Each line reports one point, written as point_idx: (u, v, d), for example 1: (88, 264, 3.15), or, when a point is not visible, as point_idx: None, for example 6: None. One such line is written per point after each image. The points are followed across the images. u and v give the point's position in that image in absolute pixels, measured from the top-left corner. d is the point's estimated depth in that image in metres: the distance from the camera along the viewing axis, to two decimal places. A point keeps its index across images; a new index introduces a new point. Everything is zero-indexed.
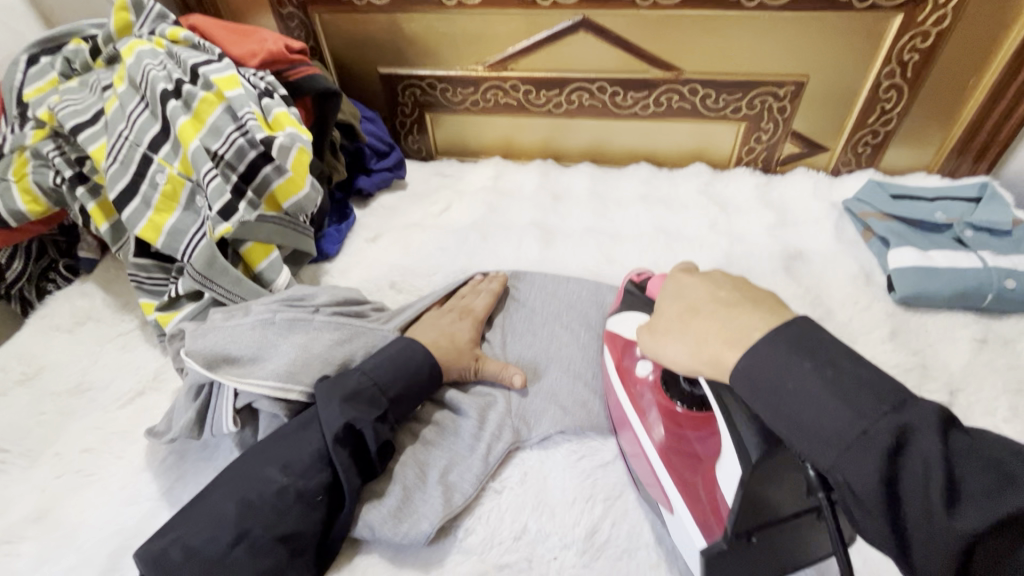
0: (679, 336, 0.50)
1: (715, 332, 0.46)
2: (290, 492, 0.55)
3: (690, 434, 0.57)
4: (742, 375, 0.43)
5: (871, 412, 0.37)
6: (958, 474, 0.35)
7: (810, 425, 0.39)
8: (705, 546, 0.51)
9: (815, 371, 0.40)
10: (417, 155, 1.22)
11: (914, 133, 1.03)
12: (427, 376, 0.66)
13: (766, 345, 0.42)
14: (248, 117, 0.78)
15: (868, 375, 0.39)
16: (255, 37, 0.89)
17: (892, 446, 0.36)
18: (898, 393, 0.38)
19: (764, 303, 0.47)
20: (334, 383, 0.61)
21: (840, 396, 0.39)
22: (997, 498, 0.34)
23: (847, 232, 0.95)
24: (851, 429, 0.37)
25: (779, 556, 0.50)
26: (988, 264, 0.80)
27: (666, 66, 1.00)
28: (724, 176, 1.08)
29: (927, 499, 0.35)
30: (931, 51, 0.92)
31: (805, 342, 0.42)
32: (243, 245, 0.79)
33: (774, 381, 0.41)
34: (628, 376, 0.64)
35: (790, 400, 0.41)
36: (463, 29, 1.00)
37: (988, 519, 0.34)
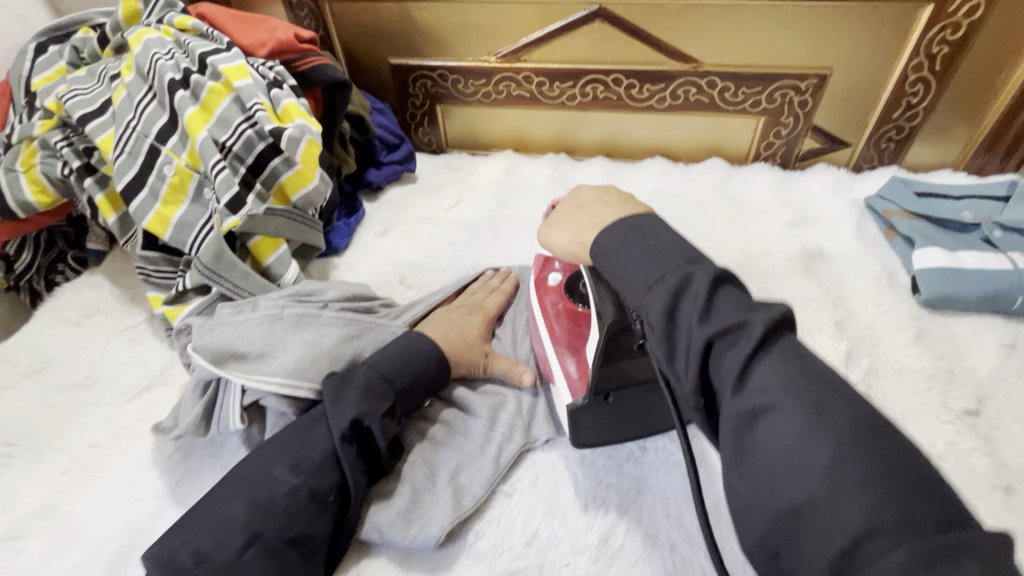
0: (563, 226, 0.54)
1: (588, 223, 0.52)
2: (299, 493, 0.54)
3: (577, 325, 0.64)
4: (597, 250, 0.48)
5: (669, 264, 0.42)
6: (739, 324, 0.38)
7: (626, 267, 0.45)
8: (571, 403, 0.59)
9: (672, 253, 0.43)
10: (427, 147, 1.20)
11: (941, 128, 0.99)
12: (435, 371, 0.65)
13: (615, 225, 0.47)
14: (257, 108, 0.76)
15: (681, 246, 0.44)
16: (264, 26, 0.87)
17: (678, 284, 0.40)
18: (700, 257, 0.43)
19: (632, 205, 0.53)
20: (342, 380, 0.59)
21: (651, 253, 0.44)
22: (739, 318, 0.38)
23: (869, 230, 0.92)
24: (656, 277, 0.42)
25: (629, 422, 0.59)
26: (1020, 266, 0.77)
27: (684, 58, 0.97)
28: (741, 172, 1.05)
29: (689, 310, 0.39)
30: (961, 43, 0.89)
31: (648, 223, 0.47)
32: (251, 239, 0.77)
33: (618, 251, 0.46)
34: (541, 280, 0.69)
35: (631, 274, 0.44)
36: (476, 18, 0.98)
37: (726, 329, 0.37)
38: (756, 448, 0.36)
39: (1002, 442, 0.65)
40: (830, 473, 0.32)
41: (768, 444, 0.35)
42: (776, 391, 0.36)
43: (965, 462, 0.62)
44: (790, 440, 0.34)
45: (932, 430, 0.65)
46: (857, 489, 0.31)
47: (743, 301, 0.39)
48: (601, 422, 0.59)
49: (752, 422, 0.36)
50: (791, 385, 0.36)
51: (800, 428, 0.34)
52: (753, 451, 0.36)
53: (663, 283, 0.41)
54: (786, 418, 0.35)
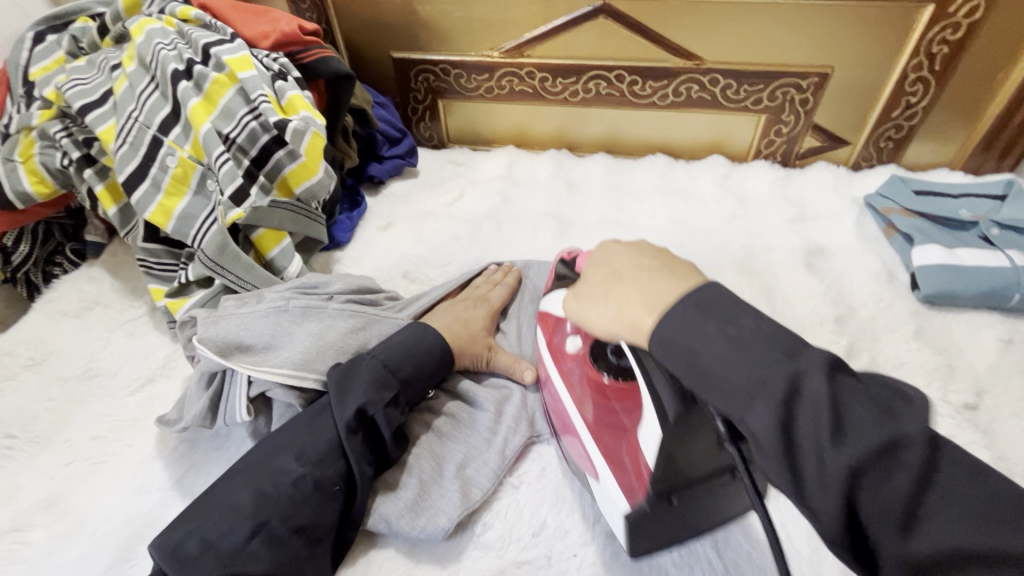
0: (602, 304, 0.46)
1: (635, 301, 0.43)
2: (305, 481, 0.54)
3: (615, 404, 0.55)
4: (656, 338, 0.40)
5: (766, 365, 0.35)
6: (846, 411, 0.33)
7: (714, 373, 0.37)
8: (629, 509, 0.49)
9: (766, 346, 0.36)
10: (428, 142, 1.19)
11: (939, 127, 1.01)
12: (437, 359, 0.65)
13: (676, 305, 0.40)
14: (261, 99, 0.76)
15: (765, 330, 0.37)
16: (267, 17, 0.87)
17: (786, 392, 0.34)
18: (799, 346, 0.36)
19: (678, 270, 0.44)
20: (345, 370, 0.59)
21: (739, 345, 0.37)
22: (882, 435, 0.32)
23: (868, 227, 0.93)
24: (752, 378, 0.35)
25: (692, 520, 0.50)
26: (1017, 263, 0.78)
27: (687, 54, 0.98)
28: (742, 169, 1.06)
29: (815, 426, 0.33)
30: (961, 44, 0.90)
31: (718, 303, 0.39)
32: (254, 232, 0.77)
33: (688, 338, 0.39)
34: (559, 346, 0.62)
35: (720, 376, 0.37)
36: (480, 12, 0.98)
37: (870, 450, 0.32)
38: (873, 515, 0.31)
39: (1000, 435, 0.66)
40: (918, 514, 0.31)
41: (880, 503, 0.31)
42: (885, 456, 0.32)
43: None
44: (908, 499, 0.31)
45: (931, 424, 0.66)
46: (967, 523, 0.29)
47: (870, 396, 0.34)
48: (665, 522, 0.50)
49: (864, 492, 0.32)
50: (893, 443, 0.32)
51: (894, 477, 0.31)
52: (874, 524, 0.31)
53: (766, 390, 0.35)
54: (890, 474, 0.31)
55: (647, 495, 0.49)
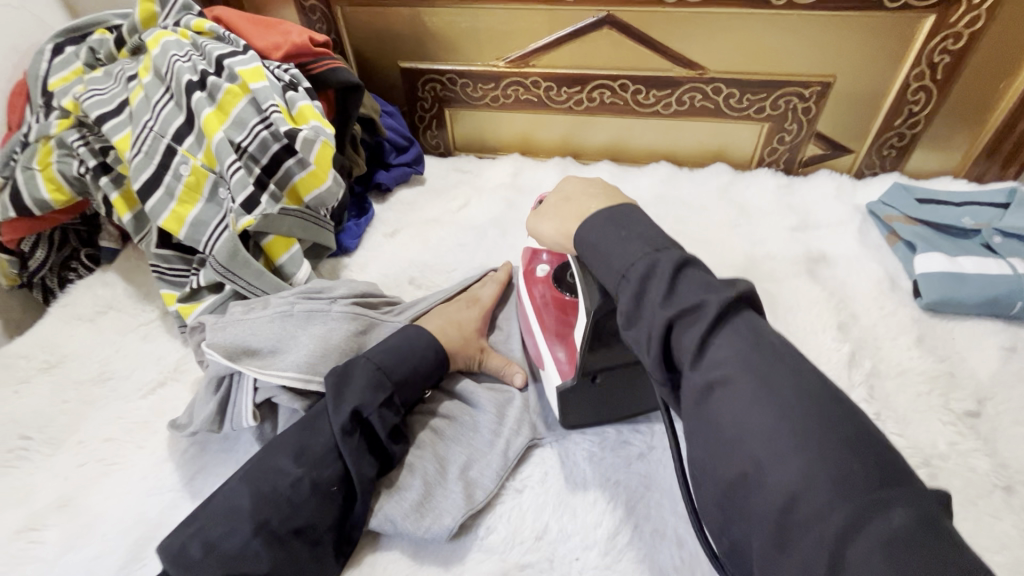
0: (551, 216, 0.56)
1: (572, 216, 0.53)
2: (305, 484, 0.55)
3: (568, 316, 0.66)
4: (579, 239, 0.48)
5: (637, 250, 0.43)
6: (684, 288, 0.40)
7: (603, 253, 0.46)
8: (560, 385, 0.61)
9: (641, 239, 0.44)
10: (434, 150, 1.21)
11: (942, 136, 1.01)
12: (434, 362, 0.65)
13: (598, 211, 0.49)
14: (272, 109, 0.78)
15: (684, 258, 0.43)
16: (279, 29, 0.89)
17: (644, 270, 0.42)
18: (664, 245, 0.44)
19: (616, 197, 0.54)
20: (343, 373, 0.60)
21: (625, 238, 0.45)
22: (696, 300, 0.39)
23: (871, 235, 0.93)
24: (633, 261, 0.43)
25: (616, 397, 0.63)
26: (1019, 271, 0.78)
27: (690, 64, 0.99)
28: (745, 176, 1.07)
29: (654, 294, 0.41)
30: (962, 53, 0.91)
31: (629, 215, 0.47)
32: (264, 238, 0.78)
33: (597, 239, 0.47)
34: (529, 270, 0.71)
35: (607, 255, 0.45)
36: (486, 24, 1.00)
37: (684, 310, 0.39)
38: (738, 442, 0.36)
39: (1001, 442, 0.66)
40: (809, 471, 0.33)
41: (743, 434, 0.36)
42: (749, 382, 0.37)
43: (964, 462, 0.64)
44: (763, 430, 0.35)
45: (932, 431, 0.67)
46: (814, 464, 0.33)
47: (708, 282, 0.41)
48: (590, 399, 0.62)
49: (729, 414, 0.37)
50: (755, 373, 0.37)
51: (759, 407, 0.36)
52: (712, 425, 0.37)
53: (631, 271, 0.42)
54: (760, 411, 0.36)
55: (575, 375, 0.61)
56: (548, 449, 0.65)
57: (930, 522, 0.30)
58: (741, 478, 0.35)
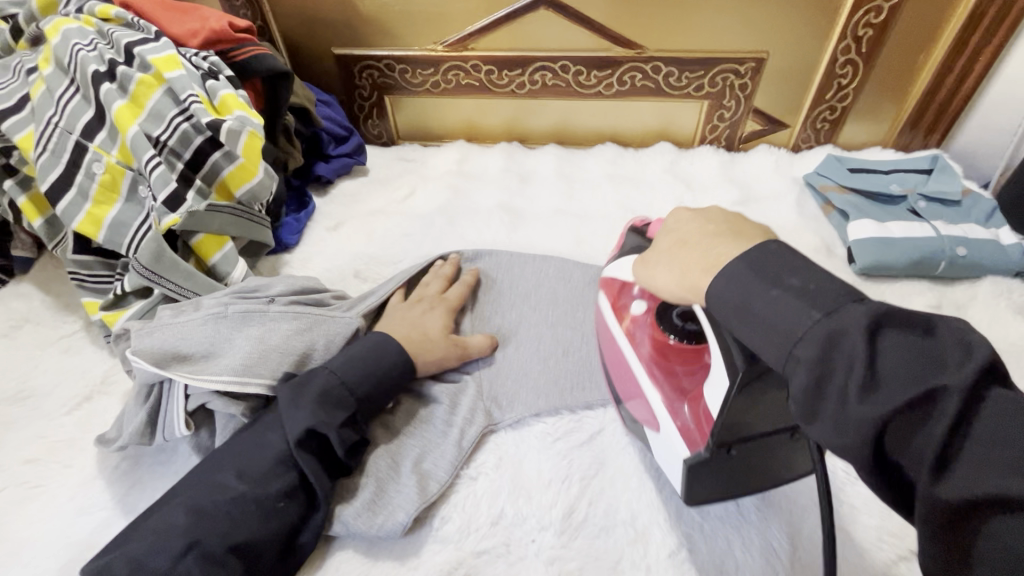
0: (668, 263, 0.47)
1: (695, 263, 0.44)
2: (246, 496, 0.52)
3: (678, 366, 0.56)
4: (709, 295, 0.42)
5: (803, 317, 0.36)
6: (886, 367, 0.33)
7: (767, 329, 0.38)
8: (688, 458, 0.50)
9: (809, 300, 0.37)
10: (377, 140, 1.17)
11: (870, 107, 1.05)
12: (400, 373, 0.63)
13: (732, 265, 0.41)
14: (191, 100, 0.73)
15: (821, 287, 0.37)
16: (195, 14, 0.83)
17: (824, 347, 0.35)
18: (840, 301, 0.36)
19: (745, 231, 0.45)
20: (299, 386, 0.58)
21: (794, 298, 0.37)
22: (921, 388, 0.32)
23: (808, 206, 0.96)
24: (807, 329, 0.36)
25: (754, 476, 0.50)
26: (941, 233, 0.83)
27: (629, 43, 0.99)
28: (688, 154, 1.08)
29: (845, 382, 0.33)
30: (883, 26, 0.94)
31: (770, 258, 0.40)
32: (192, 237, 0.74)
33: (742, 298, 0.40)
34: (621, 313, 0.62)
35: (770, 325, 0.38)
36: (420, 6, 0.97)
37: (902, 408, 0.32)
38: (973, 547, 0.30)
39: None
40: None
41: (990, 546, 0.29)
42: (997, 479, 0.29)
43: None
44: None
45: None
46: None
47: (924, 354, 0.33)
48: (723, 474, 0.50)
49: (967, 522, 0.30)
50: (1012, 468, 0.29)
51: None
52: (972, 564, 0.30)
53: (802, 348, 0.36)
54: (1019, 521, 0.29)
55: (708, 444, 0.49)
56: (522, 431, 0.64)
57: None
58: None
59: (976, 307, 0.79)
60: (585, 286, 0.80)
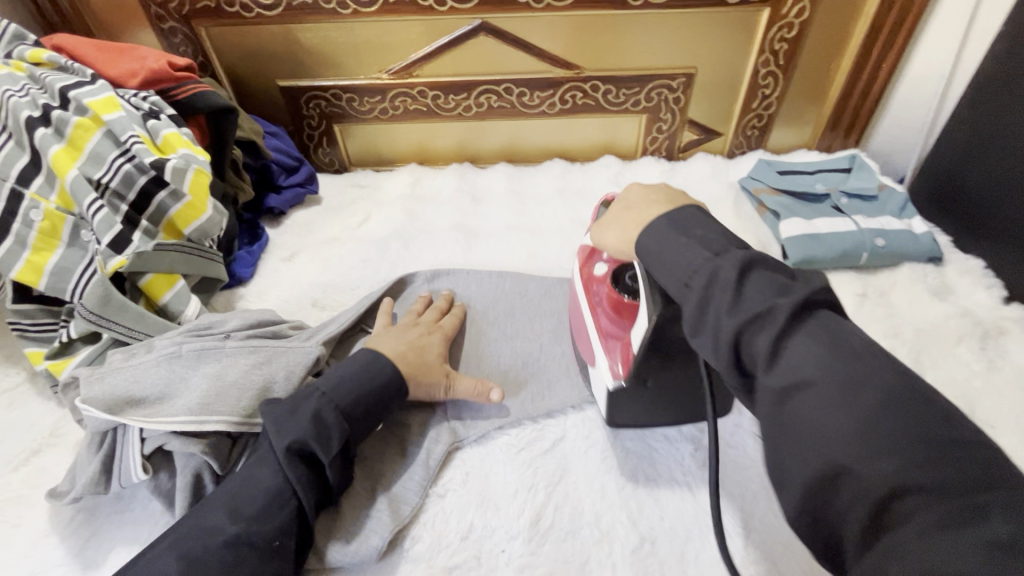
0: (613, 224, 0.55)
1: (633, 222, 0.52)
2: (241, 536, 0.51)
3: (626, 320, 0.61)
4: (641, 244, 0.49)
5: (698, 255, 0.44)
6: (748, 289, 0.40)
7: (680, 269, 0.45)
8: (611, 385, 0.59)
9: (698, 245, 0.45)
10: (329, 167, 1.18)
11: (793, 114, 1.14)
12: (394, 394, 0.62)
13: (658, 220, 0.49)
14: (133, 141, 0.73)
15: (711, 238, 0.45)
16: (132, 54, 0.83)
17: (708, 276, 0.42)
18: (725, 247, 0.44)
19: (677, 201, 0.53)
20: (293, 409, 0.57)
21: (684, 243, 0.45)
22: (766, 304, 0.39)
23: (744, 208, 1.02)
24: (700, 259, 0.43)
25: (669, 396, 0.61)
26: (861, 226, 0.90)
27: (567, 64, 1.04)
28: (632, 166, 1.13)
29: (719, 301, 0.40)
30: (796, 40, 1.02)
31: (686, 219, 0.48)
32: (141, 278, 0.73)
33: (658, 246, 0.47)
34: (587, 274, 0.67)
35: (670, 262, 0.45)
36: (362, 37, 0.99)
37: (754, 315, 0.38)
38: (795, 421, 0.37)
39: None
40: (869, 450, 0.33)
41: (805, 418, 0.36)
42: (810, 366, 0.36)
43: None
44: (829, 416, 0.35)
45: None
46: (915, 470, 0.32)
47: (774, 282, 0.40)
48: (643, 398, 0.61)
49: (789, 399, 0.37)
50: (824, 359, 0.36)
51: (840, 410, 0.35)
52: (789, 429, 0.37)
53: (697, 275, 0.43)
54: (820, 393, 0.36)
55: (627, 375, 0.58)
56: (486, 445, 0.66)
57: (976, 484, 0.31)
58: (827, 476, 0.35)
59: (898, 291, 0.86)
60: (540, 298, 0.83)
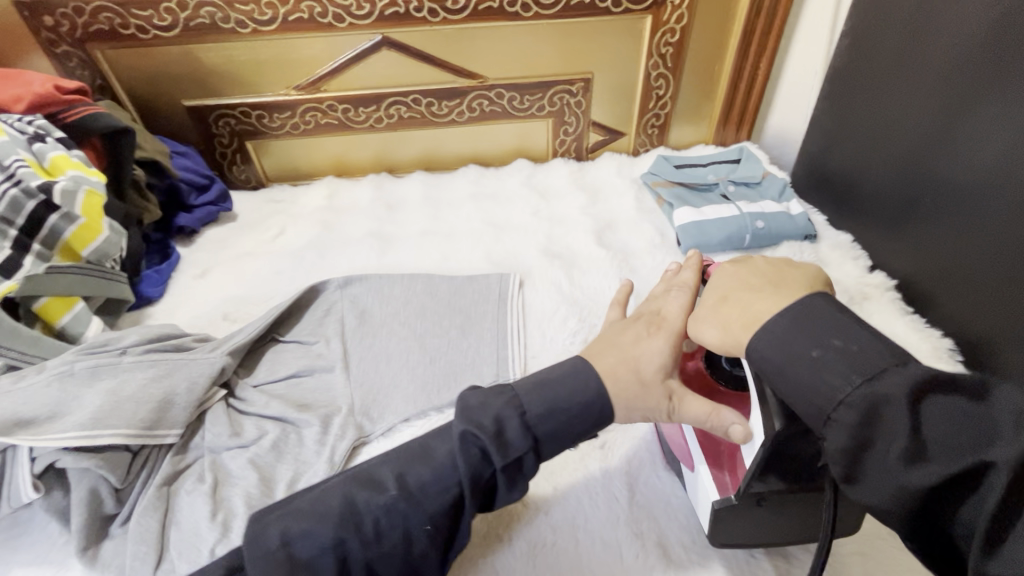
0: (711, 320, 0.51)
1: (737, 320, 0.48)
2: (399, 511, 0.48)
3: None
4: (752, 351, 0.46)
5: (845, 381, 0.40)
6: (929, 434, 0.37)
7: (806, 389, 0.42)
8: (717, 501, 0.53)
9: (844, 363, 0.41)
10: (245, 185, 1.18)
11: (687, 112, 1.22)
12: (595, 407, 0.51)
13: (774, 322, 0.45)
14: (17, 165, 0.74)
15: (859, 351, 0.41)
16: (19, 80, 0.82)
17: (867, 408, 0.39)
18: (881, 366, 0.40)
19: (785, 286, 0.49)
20: (477, 407, 0.49)
21: (816, 363, 0.42)
22: (967, 458, 0.36)
23: (646, 201, 1.09)
24: (838, 391, 0.40)
25: (784, 522, 0.53)
26: (743, 211, 0.99)
27: (470, 74, 1.09)
28: (544, 168, 1.19)
29: (889, 447, 0.38)
30: (680, 44, 1.11)
31: (809, 316, 0.44)
32: (36, 302, 0.72)
33: (781, 359, 0.44)
34: None
35: (801, 389, 0.42)
36: (265, 55, 1.01)
37: (949, 474, 0.36)
38: None
39: None
40: None
41: None
42: None
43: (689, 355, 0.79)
44: None
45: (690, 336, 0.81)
46: None
47: (970, 418, 0.37)
48: (755, 521, 0.53)
49: None
50: None
51: None
52: None
53: (843, 411, 0.39)
54: None
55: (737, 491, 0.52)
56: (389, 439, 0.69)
57: None
58: None
59: None
60: (450, 296, 0.87)
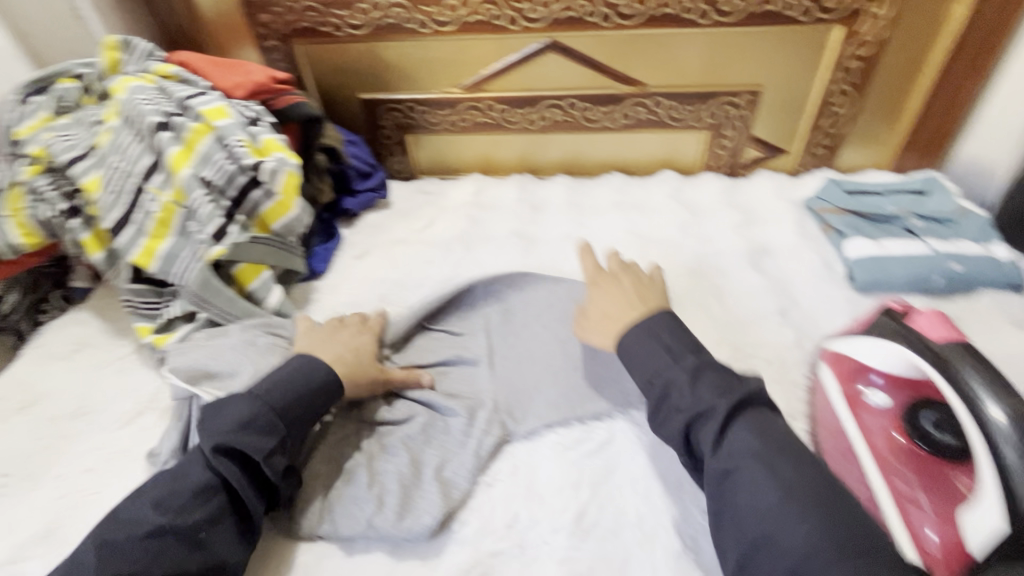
0: (595, 333, 0.70)
1: (610, 331, 0.68)
2: (164, 527, 0.52)
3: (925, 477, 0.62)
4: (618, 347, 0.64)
5: (660, 359, 0.60)
6: (700, 391, 0.56)
7: (640, 364, 0.60)
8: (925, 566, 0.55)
9: (663, 350, 0.60)
10: (399, 175, 1.26)
11: (865, 133, 1.10)
12: (310, 394, 0.63)
13: (628, 332, 0.63)
14: (236, 144, 0.82)
15: (672, 344, 0.60)
16: (241, 70, 0.94)
17: (668, 378, 0.58)
18: (682, 354, 0.59)
19: (647, 303, 0.68)
20: (215, 411, 0.59)
21: (644, 349, 0.61)
22: (708, 403, 0.55)
23: (808, 226, 1.00)
24: (658, 363, 0.59)
25: None
26: (935, 250, 0.87)
27: (631, 81, 1.07)
28: (693, 181, 1.14)
29: (676, 398, 0.57)
30: (872, 58, 1.00)
31: (656, 326, 0.62)
32: (235, 266, 0.82)
33: (631, 349, 0.63)
34: (856, 395, 0.68)
35: (638, 365, 0.61)
36: (438, 54, 1.06)
37: (696, 414, 0.55)
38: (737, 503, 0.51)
39: None
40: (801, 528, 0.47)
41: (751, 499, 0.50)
42: (748, 456, 0.52)
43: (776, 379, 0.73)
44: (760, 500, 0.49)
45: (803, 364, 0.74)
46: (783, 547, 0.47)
47: (722, 384, 0.56)
48: None
49: (724, 481, 0.52)
50: (764, 451, 0.52)
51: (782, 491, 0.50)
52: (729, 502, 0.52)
53: (656, 377, 0.59)
54: (759, 481, 0.51)
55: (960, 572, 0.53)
56: (529, 444, 0.68)
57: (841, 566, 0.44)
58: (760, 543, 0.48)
59: (975, 320, 0.81)
60: None
